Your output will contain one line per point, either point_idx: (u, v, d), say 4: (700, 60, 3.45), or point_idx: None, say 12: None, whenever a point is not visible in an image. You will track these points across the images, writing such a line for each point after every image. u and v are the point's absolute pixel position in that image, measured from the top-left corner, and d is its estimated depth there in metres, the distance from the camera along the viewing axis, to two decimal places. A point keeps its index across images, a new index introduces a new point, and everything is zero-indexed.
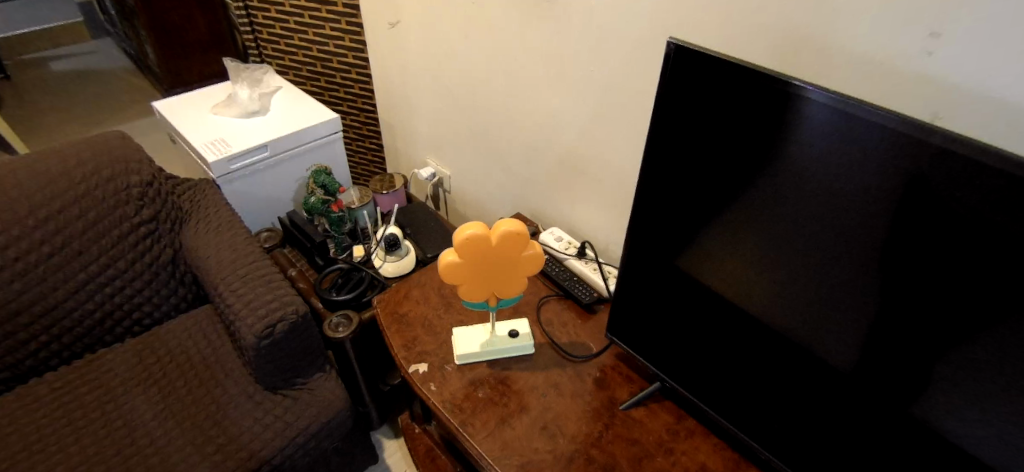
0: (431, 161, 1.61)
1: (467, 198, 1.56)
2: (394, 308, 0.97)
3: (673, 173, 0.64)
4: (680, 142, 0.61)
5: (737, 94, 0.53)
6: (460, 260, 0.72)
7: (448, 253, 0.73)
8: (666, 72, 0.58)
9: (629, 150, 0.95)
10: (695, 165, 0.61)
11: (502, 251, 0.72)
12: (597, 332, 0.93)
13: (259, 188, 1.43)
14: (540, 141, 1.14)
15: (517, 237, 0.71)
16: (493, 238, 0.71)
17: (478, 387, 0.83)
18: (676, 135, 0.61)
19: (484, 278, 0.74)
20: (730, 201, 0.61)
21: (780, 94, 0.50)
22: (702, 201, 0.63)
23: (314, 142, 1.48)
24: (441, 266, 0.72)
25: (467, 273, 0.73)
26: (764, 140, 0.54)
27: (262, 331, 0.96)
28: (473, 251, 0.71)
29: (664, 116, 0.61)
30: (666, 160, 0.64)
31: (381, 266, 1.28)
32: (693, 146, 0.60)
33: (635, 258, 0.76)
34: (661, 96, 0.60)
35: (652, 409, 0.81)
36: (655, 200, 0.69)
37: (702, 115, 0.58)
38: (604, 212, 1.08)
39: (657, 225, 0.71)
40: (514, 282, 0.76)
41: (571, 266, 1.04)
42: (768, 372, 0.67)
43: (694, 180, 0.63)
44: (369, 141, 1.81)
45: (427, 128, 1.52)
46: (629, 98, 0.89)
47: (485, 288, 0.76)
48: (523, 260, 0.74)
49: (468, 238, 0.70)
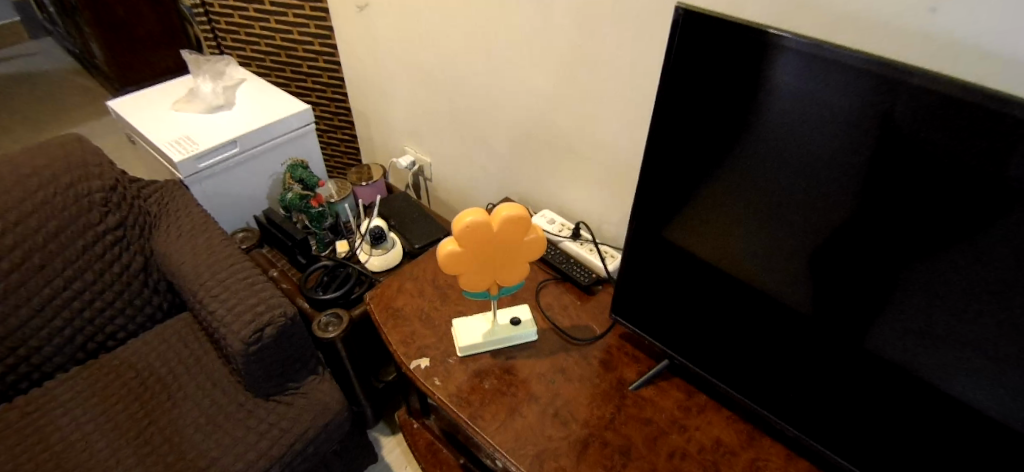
0: (410, 149, 1.56)
1: (450, 184, 1.51)
2: (388, 304, 0.93)
3: (678, 148, 0.61)
4: (686, 115, 0.58)
5: (749, 60, 0.50)
6: (460, 249, 0.69)
7: (447, 242, 0.69)
8: (673, 40, 0.54)
9: (619, 127, 0.92)
10: (701, 138, 0.59)
11: (503, 238, 0.69)
12: (599, 314, 0.91)
13: (231, 187, 1.36)
14: (525, 122, 1.10)
15: (520, 222, 0.68)
16: (494, 224, 0.68)
17: (483, 379, 0.81)
18: (681, 108, 0.58)
19: (486, 267, 0.72)
20: (738, 176, 0.58)
21: (791, 57, 0.48)
22: (709, 176, 0.61)
23: (285, 136, 1.41)
24: (441, 257, 0.69)
25: (468, 262, 0.70)
26: (749, 99, 0.52)
27: (249, 336, 0.90)
28: (475, 239, 0.68)
29: (670, 89, 0.58)
30: (675, 136, 0.61)
31: (367, 260, 1.24)
32: (699, 118, 0.57)
33: (638, 238, 0.74)
34: (668, 66, 0.56)
35: (661, 387, 0.79)
36: (660, 178, 0.65)
37: (710, 85, 0.54)
38: (595, 192, 1.05)
39: (664, 205, 0.67)
40: (516, 270, 0.73)
41: (566, 248, 1.02)
42: (779, 345, 0.66)
43: (699, 154, 0.60)
44: (343, 131, 1.74)
45: (405, 114, 1.46)
46: (618, 73, 0.86)
47: (487, 277, 0.73)
48: (525, 247, 0.71)
49: (469, 226, 0.66)
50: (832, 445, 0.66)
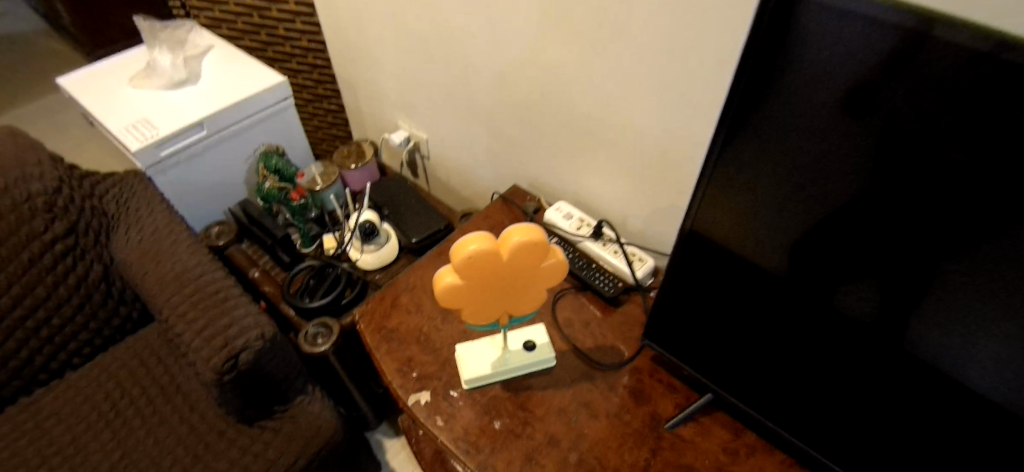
0: (403, 123, 1.39)
1: (449, 164, 1.35)
2: (381, 324, 0.80)
3: (750, 159, 0.46)
4: (767, 117, 0.43)
5: (862, 51, 0.35)
6: (462, 282, 0.55)
7: (445, 272, 0.56)
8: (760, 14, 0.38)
9: (651, 109, 0.76)
10: (785, 149, 0.43)
11: (515, 268, 0.56)
12: (627, 332, 0.78)
13: (203, 175, 1.21)
14: (535, 98, 0.93)
15: (535, 248, 0.54)
16: (504, 254, 0.54)
17: (493, 417, 0.69)
18: (761, 106, 0.42)
19: (493, 301, 0.59)
20: (827, 206, 0.43)
21: (936, 52, 0.32)
22: (790, 199, 0.45)
23: (258, 115, 1.24)
24: (438, 292, 0.56)
25: (472, 296, 0.57)
26: (820, 91, 0.38)
27: (221, 365, 0.79)
28: (479, 271, 0.54)
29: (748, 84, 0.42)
30: (750, 145, 0.45)
31: (358, 258, 1.12)
32: (785, 122, 0.42)
33: (684, 258, 0.60)
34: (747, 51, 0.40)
35: (703, 425, 0.67)
36: (721, 192, 0.51)
37: (811, 77, 0.38)
38: (620, 181, 0.90)
39: (723, 224, 0.53)
40: (530, 302, 0.60)
41: (586, 249, 0.88)
42: (860, 397, 0.53)
43: (778, 169, 0.45)
44: (329, 101, 1.54)
45: (396, 86, 1.29)
46: (653, 42, 0.69)
47: (494, 311, 0.60)
48: (542, 276, 0.58)
49: (471, 256, 0.53)
50: None
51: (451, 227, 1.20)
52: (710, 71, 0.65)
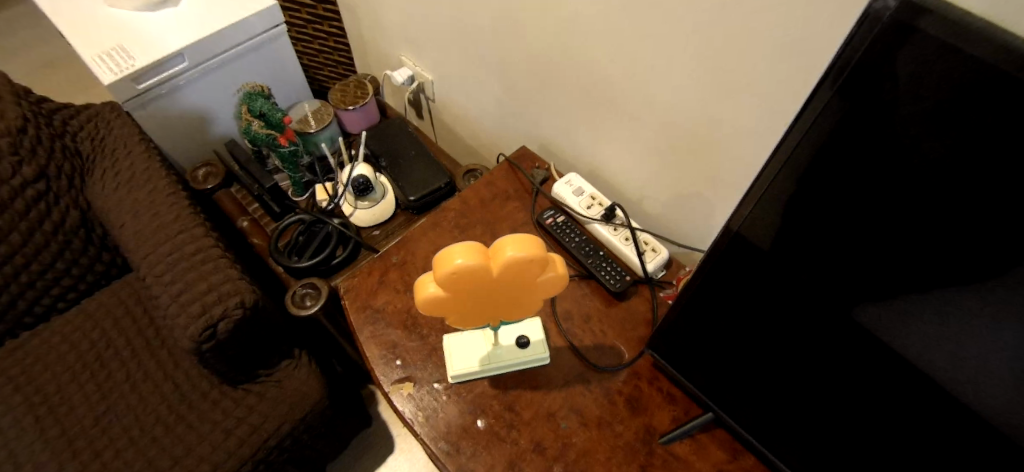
0: (407, 60, 1.25)
1: (456, 111, 1.24)
2: (366, 302, 0.76)
3: (807, 188, 0.37)
4: (841, 148, 0.34)
5: (992, 93, 0.26)
6: (446, 294, 0.49)
7: (428, 281, 0.50)
8: (867, 25, 0.29)
9: (686, 84, 0.64)
10: (848, 189, 0.35)
11: (506, 282, 0.49)
12: (630, 330, 0.72)
13: (187, 109, 1.12)
14: (553, 53, 0.81)
15: (530, 265, 0.47)
16: (494, 270, 0.47)
17: (477, 417, 0.65)
18: (836, 133, 0.33)
19: (479, 310, 0.53)
20: (888, 260, 0.36)
21: None
22: (854, 247, 0.37)
23: (246, 43, 1.11)
24: (419, 302, 0.50)
25: (456, 306, 0.51)
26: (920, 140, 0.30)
27: (199, 334, 0.76)
28: (465, 284, 0.48)
29: (836, 102, 0.32)
30: (813, 180, 0.37)
31: (353, 213, 1.10)
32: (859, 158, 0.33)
33: (706, 277, 0.52)
34: (848, 65, 0.31)
35: (699, 443, 0.63)
36: (763, 220, 0.42)
37: (916, 106, 0.29)
38: (642, 157, 0.80)
39: (757, 253, 0.45)
40: (520, 311, 0.55)
41: (594, 232, 0.80)
42: (880, 453, 0.47)
43: (833, 208, 0.37)
44: (330, 23, 1.36)
45: (400, 18, 1.14)
46: (705, 11, 0.55)
47: (479, 317, 0.55)
48: (537, 289, 0.51)
49: (457, 271, 0.46)
50: None
51: (453, 184, 1.11)
52: (787, 66, 0.52)
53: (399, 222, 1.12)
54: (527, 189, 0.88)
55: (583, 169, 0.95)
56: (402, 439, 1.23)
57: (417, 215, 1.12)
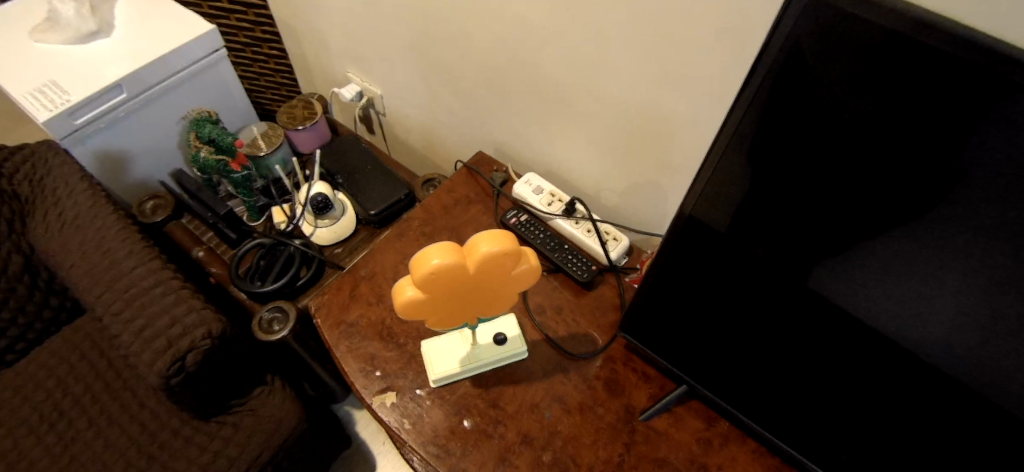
0: (354, 76, 1.25)
1: (408, 124, 1.25)
2: (339, 318, 0.76)
3: (753, 162, 0.41)
4: (777, 123, 0.38)
5: (902, 59, 0.31)
6: (425, 296, 0.51)
7: (406, 284, 0.52)
8: (789, 14, 0.33)
9: (632, 81, 0.69)
10: (789, 158, 0.39)
11: (482, 278, 0.51)
12: (601, 317, 0.75)
13: (129, 141, 1.08)
14: (501, 60, 0.84)
15: (504, 259, 0.49)
16: (471, 266, 0.49)
17: (463, 417, 0.67)
18: (775, 108, 0.38)
19: (458, 309, 0.55)
20: (827, 220, 0.41)
21: (975, 73, 0.29)
22: (798, 213, 0.42)
23: (188, 70, 1.08)
24: (399, 305, 0.52)
25: (436, 307, 0.53)
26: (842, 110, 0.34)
27: (167, 369, 0.78)
28: (443, 284, 0.50)
29: (773, 80, 0.36)
30: (755, 155, 0.41)
31: (313, 232, 1.08)
32: (797, 127, 0.37)
33: (668, 258, 0.55)
34: (783, 45, 0.35)
35: (676, 416, 0.66)
36: (715, 197, 0.46)
37: (840, 74, 0.33)
38: (595, 152, 0.84)
39: (711, 229, 0.49)
40: (497, 306, 0.57)
41: (558, 227, 0.83)
42: (837, 396, 0.52)
43: (778, 177, 0.41)
44: (270, 45, 1.34)
45: (344, 36, 1.14)
46: (645, 11, 0.60)
47: (459, 317, 0.57)
48: (513, 282, 0.54)
49: (435, 271, 0.48)
50: None
51: (413, 195, 1.12)
52: (723, 56, 0.57)
53: (361, 238, 1.12)
54: (488, 193, 0.90)
55: (539, 169, 0.98)
56: (384, 457, 1.22)
57: (379, 228, 1.12)
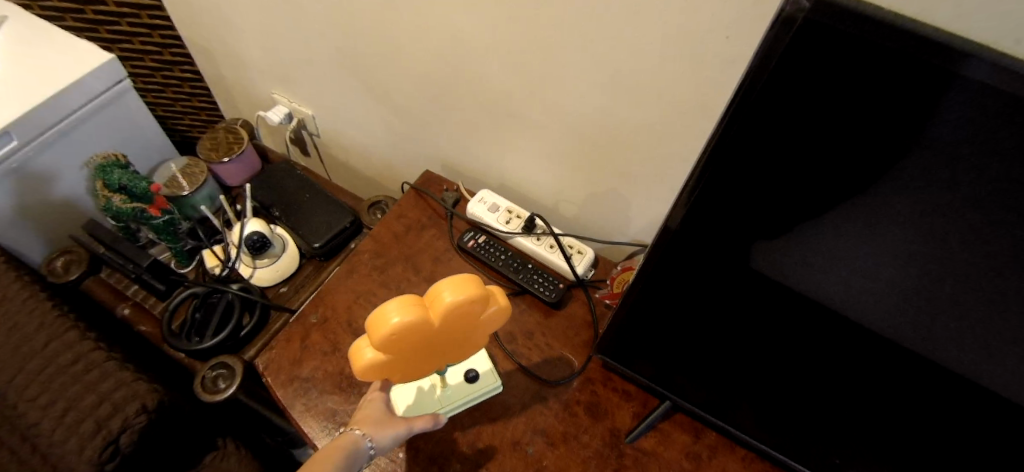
0: (281, 98, 1.16)
1: (346, 144, 1.17)
2: (292, 374, 0.69)
3: (734, 185, 0.38)
4: (759, 146, 0.34)
5: (885, 76, 0.28)
6: (386, 357, 0.46)
7: (363, 346, 0.46)
8: (779, 34, 0.29)
9: (585, 91, 0.65)
10: (786, 184, 0.36)
11: (449, 328, 0.46)
12: (574, 336, 0.72)
13: (25, 195, 0.95)
14: (441, 74, 0.78)
15: (472, 305, 0.45)
16: (436, 319, 0.44)
17: (443, 465, 0.62)
18: (757, 131, 0.34)
19: (425, 362, 0.50)
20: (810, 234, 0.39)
21: (963, 90, 0.27)
22: (781, 229, 0.39)
23: (87, 107, 0.96)
24: (359, 370, 0.46)
25: (400, 364, 0.48)
26: (829, 130, 0.31)
27: (99, 456, 0.69)
28: (406, 342, 0.45)
29: (754, 105, 0.32)
30: (735, 178, 0.37)
31: (252, 274, 0.99)
32: (783, 153, 0.34)
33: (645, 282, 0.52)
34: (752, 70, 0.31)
35: (663, 432, 0.65)
36: (696, 223, 0.42)
37: (825, 94, 0.30)
38: (549, 163, 0.81)
39: (691, 253, 0.45)
40: (468, 351, 0.53)
41: (519, 245, 0.79)
42: (822, 400, 0.52)
43: (754, 198, 0.38)
44: (181, 68, 1.22)
45: (265, 57, 1.05)
46: (592, 16, 0.56)
47: (426, 368, 0.52)
48: (483, 325, 0.49)
49: (396, 331, 0.43)
50: None
51: (359, 221, 1.05)
52: (677, 57, 0.54)
53: (307, 273, 1.04)
54: (441, 214, 0.85)
55: (492, 183, 0.94)
56: None
57: (326, 261, 1.04)
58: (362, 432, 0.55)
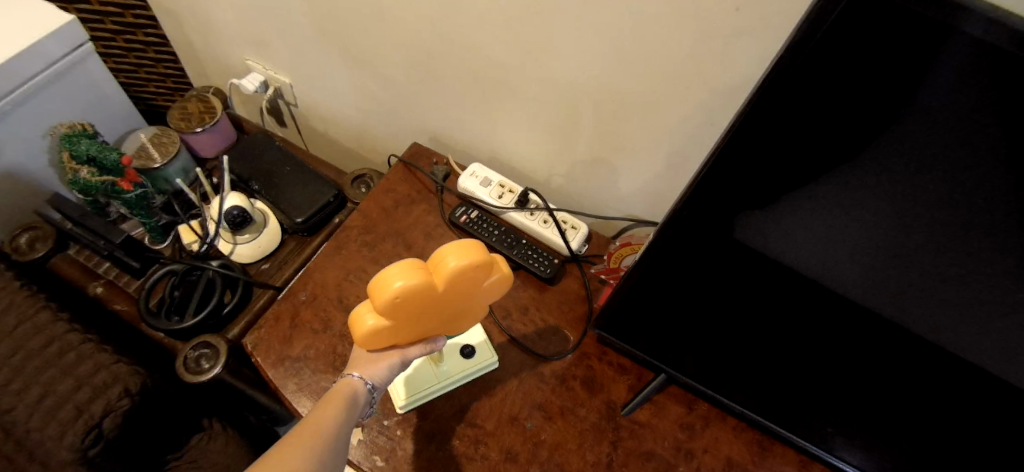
0: (255, 65, 1.10)
1: (326, 115, 1.13)
2: (282, 354, 0.67)
3: (750, 168, 0.37)
4: (782, 126, 0.33)
5: (919, 47, 0.27)
6: (388, 323, 0.45)
7: (365, 312, 0.45)
8: (820, 8, 0.27)
9: (584, 62, 0.63)
10: (800, 161, 0.35)
11: (452, 295, 0.46)
12: (568, 311, 0.72)
13: None
14: (431, 41, 0.75)
15: (476, 271, 0.44)
16: (440, 285, 0.43)
17: (441, 443, 0.62)
18: (780, 111, 0.32)
19: (425, 328, 0.50)
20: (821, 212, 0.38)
21: (995, 66, 0.27)
22: (791, 208, 0.39)
23: (45, 73, 0.89)
24: (360, 336, 0.46)
25: (401, 331, 0.48)
26: (853, 106, 0.31)
27: (82, 440, 0.67)
28: (409, 308, 0.44)
29: (783, 84, 0.31)
30: (751, 160, 0.36)
31: (233, 250, 0.96)
32: (804, 130, 0.33)
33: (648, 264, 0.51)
34: (785, 44, 0.29)
35: (657, 404, 0.66)
36: (706, 207, 0.41)
37: (855, 69, 0.29)
38: (544, 136, 0.79)
39: (699, 237, 0.45)
40: (468, 319, 0.53)
41: (512, 220, 0.78)
42: (817, 374, 0.53)
43: (777, 179, 0.37)
44: (144, 31, 1.14)
45: (238, 20, 0.98)
46: None
47: (426, 333, 0.52)
48: (485, 292, 0.49)
49: (399, 296, 0.42)
50: (853, 453, 0.60)
51: (343, 195, 1.01)
52: (681, 26, 0.53)
53: (290, 249, 1.01)
54: (430, 189, 0.83)
55: (481, 156, 0.92)
56: None
57: (309, 237, 1.01)
58: (360, 376, 0.52)
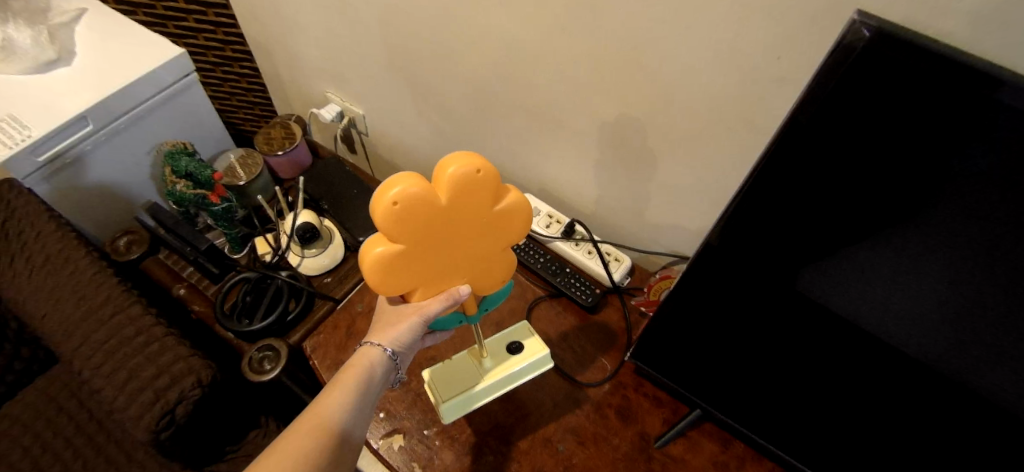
0: (333, 97, 1.22)
1: (392, 144, 1.22)
2: (337, 358, 0.73)
3: (781, 207, 0.39)
4: (811, 169, 0.36)
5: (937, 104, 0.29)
6: (395, 246, 0.50)
7: (374, 241, 0.50)
8: (839, 65, 0.30)
9: (631, 102, 0.67)
10: (831, 206, 0.37)
11: (454, 210, 0.49)
12: (608, 341, 0.74)
13: (98, 177, 1.03)
14: (491, 79, 0.82)
15: (473, 179, 0.48)
16: (437, 193, 0.48)
17: (474, 457, 0.65)
18: (807, 154, 0.35)
19: (434, 258, 0.53)
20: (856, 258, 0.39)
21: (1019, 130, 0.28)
22: (826, 251, 0.40)
23: (156, 98, 1.03)
24: (372, 264, 0.50)
25: (409, 258, 0.51)
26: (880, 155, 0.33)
27: (156, 423, 0.76)
28: (410, 222, 0.48)
29: (808, 128, 0.34)
30: (783, 199, 0.38)
31: (300, 263, 1.05)
32: (833, 175, 0.35)
33: (687, 296, 0.53)
34: (806, 95, 0.32)
35: (691, 440, 0.66)
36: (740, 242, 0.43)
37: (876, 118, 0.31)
38: (593, 171, 0.83)
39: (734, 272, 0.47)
40: (477, 255, 0.55)
41: (558, 250, 0.82)
42: (859, 424, 0.52)
43: (809, 221, 0.39)
44: (242, 65, 1.30)
45: (323, 58, 1.10)
46: (646, 31, 0.58)
47: (439, 273, 0.55)
48: (488, 214, 0.52)
49: (398, 204, 0.46)
50: None
51: None
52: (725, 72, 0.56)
53: (351, 265, 1.09)
54: None
55: (533, 187, 0.97)
56: None
57: None
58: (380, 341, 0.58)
